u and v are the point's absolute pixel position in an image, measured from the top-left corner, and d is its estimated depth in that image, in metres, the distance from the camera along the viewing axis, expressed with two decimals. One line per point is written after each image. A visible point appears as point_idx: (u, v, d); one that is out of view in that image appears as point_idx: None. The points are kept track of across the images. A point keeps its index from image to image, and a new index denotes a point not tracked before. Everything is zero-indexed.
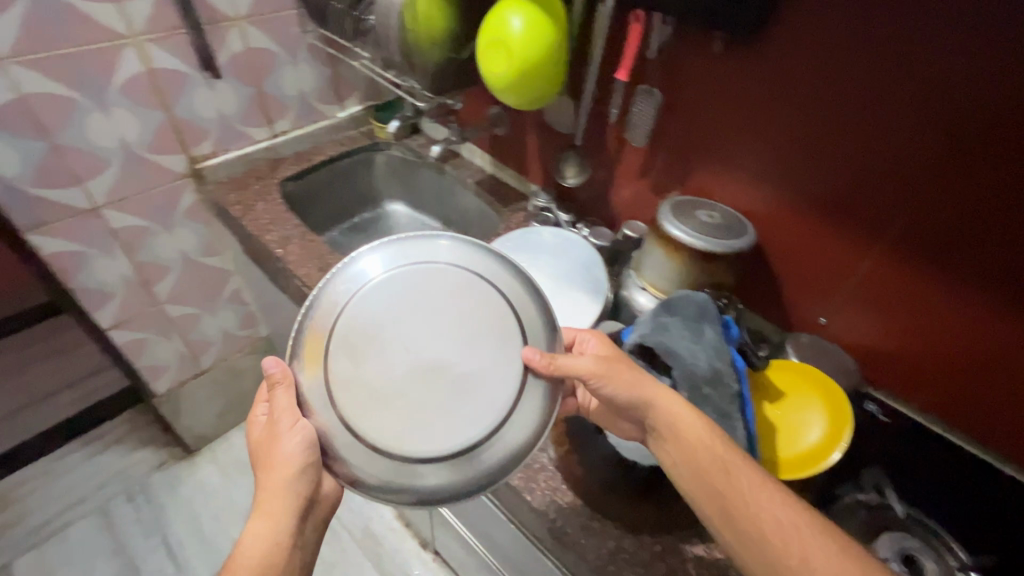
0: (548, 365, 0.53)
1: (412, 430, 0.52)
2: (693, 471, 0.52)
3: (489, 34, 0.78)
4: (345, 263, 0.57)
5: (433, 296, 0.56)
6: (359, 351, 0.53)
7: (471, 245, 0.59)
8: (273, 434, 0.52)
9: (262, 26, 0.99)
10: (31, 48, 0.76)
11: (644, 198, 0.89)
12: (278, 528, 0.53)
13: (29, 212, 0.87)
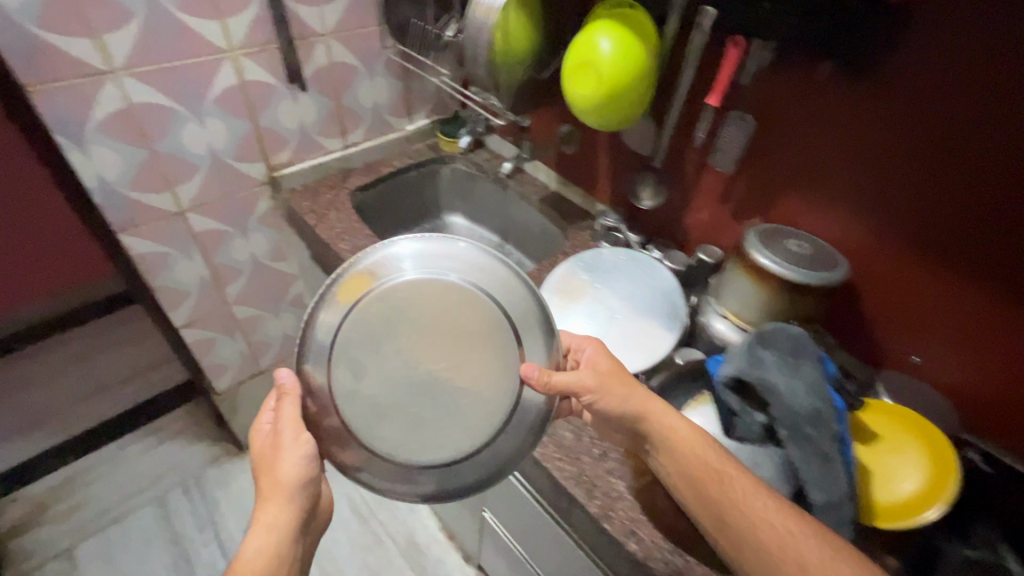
0: (543, 380, 0.57)
1: (412, 436, 0.60)
2: (686, 479, 0.56)
3: (577, 57, 0.79)
4: (382, 247, 0.63)
5: (433, 306, 0.63)
6: (373, 333, 0.61)
7: (487, 259, 0.64)
8: (282, 440, 0.58)
9: (346, 42, 1.02)
10: (142, 61, 0.80)
11: (722, 223, 0.87)
12: (278, 537, 0.58)
13: (125, 215, 0.92)
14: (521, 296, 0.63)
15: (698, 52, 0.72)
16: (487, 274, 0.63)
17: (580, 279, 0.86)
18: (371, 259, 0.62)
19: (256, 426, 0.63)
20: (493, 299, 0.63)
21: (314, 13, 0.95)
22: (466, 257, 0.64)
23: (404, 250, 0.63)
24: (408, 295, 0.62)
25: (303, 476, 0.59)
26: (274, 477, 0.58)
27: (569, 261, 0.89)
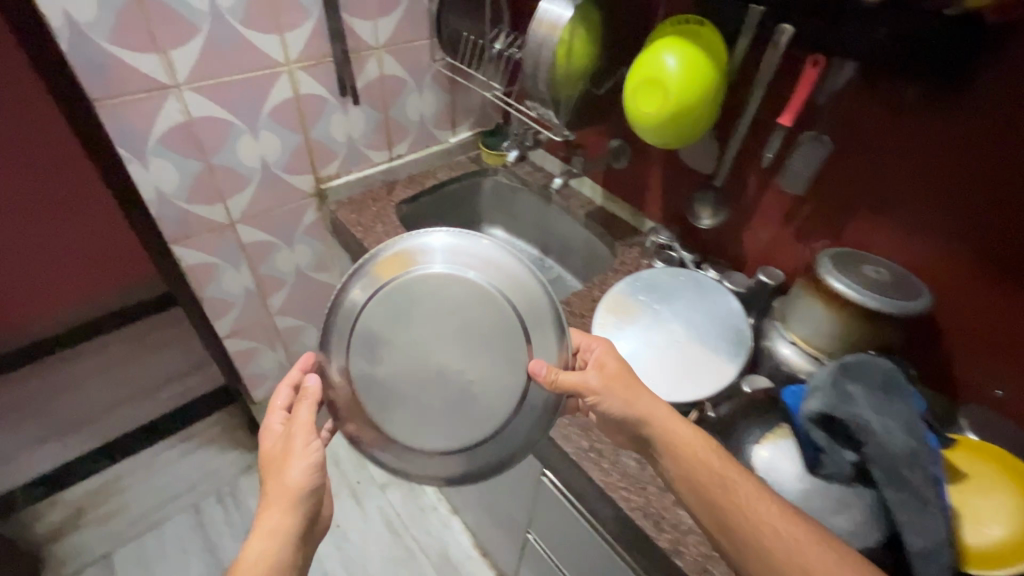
0: (549, 378, 0.61)
1: (421, 422, 0.64)
2: (688, 482, 0.57)
3: (641, 75, 0.76)
4: (413, 238, 0.67)
5: (448, 299, 0.66)
6: (392, 317, 0.65)
7: (507, 259, 0.67)
8: (289, 442, 0.61)
9: (397, 55, 1.02)
10: (204, 74, 0.81)
11: (785, 244, 0.84)
12: (278, 543, 0.59)
13: (179, 226, 0.92)
14: (532, 293, 0.67)
15: (771, 71, 0.69)
16: (502, 273, 0.67)
17: (638, 298, 0.83)
18: (399, 248, 0.67)
19: (268, 425, 0.66)
20: (505, 296, 0.66)
21: (369, 27, 0.94)
22: (484, 255, 0.68)
23: (426, 244, 0.67)
24: (430, 284, 0.66)
25: (307, 483, 0.61)
26: (281, 480, 0.61)
27: (626, 280, 0.86)
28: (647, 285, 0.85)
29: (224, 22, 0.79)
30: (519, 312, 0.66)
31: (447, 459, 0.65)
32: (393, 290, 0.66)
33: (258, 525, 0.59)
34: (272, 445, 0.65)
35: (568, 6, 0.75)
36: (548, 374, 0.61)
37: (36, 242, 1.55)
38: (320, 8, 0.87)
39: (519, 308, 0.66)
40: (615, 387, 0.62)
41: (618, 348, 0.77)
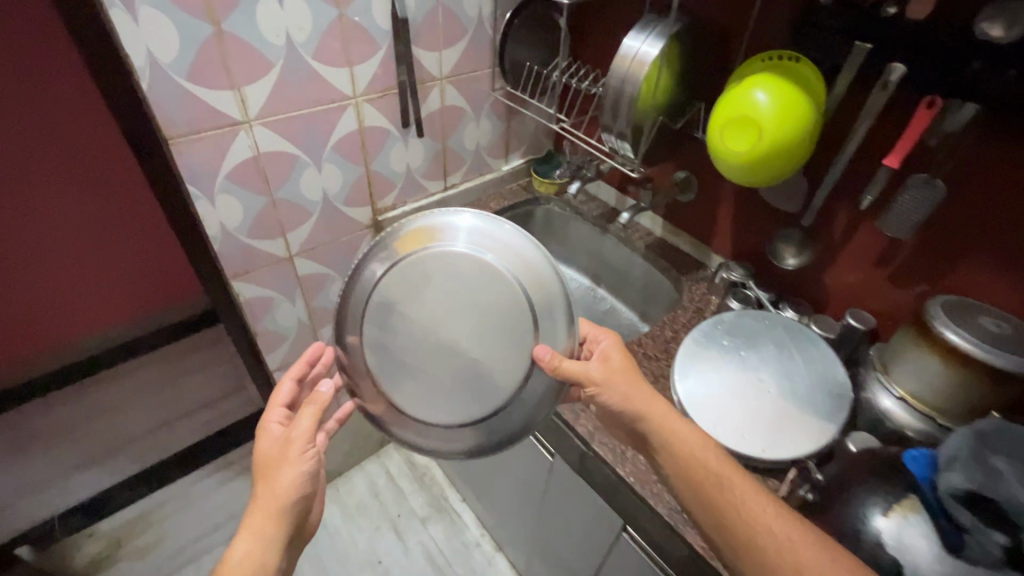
0: (553, 364, 0.64)
1: (426, 398, 0.66)
2: (687, 480, 0.62)
3: (729, 111, 0.73)
4: (435, 218, 0.69)
5: (463, 277, 0.67)
6: (407, 292, 0.66)
7: (523, 246, 0.68)
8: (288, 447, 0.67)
9: (459, 86, 1.00)
10: (275, 109, 0.79)
11: (876, 287, 0.80)
12: (265, 542, 0.64)
13: (239, 262, 0.89)
14: (543, 277, 0.68)
15: (877, 111, 0.66)
16: (519, 257, 0.68)
17: (719, 343, 0.80)
18: (420, 226, 0.68)
19: (270, 424, 0.71)
20: (519, 278, 0.67)
21: (435, 59, 0.92)
22: (502, 239, 0.68)
23: (448, 222, 0.68)
24: (445, 263, 0.67)
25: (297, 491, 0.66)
26: (275, 482, 0.65)
27: (705, 322, 0.82)
28: (728, 329, 0.81)
29: (298, 56, 0.76)
30: (529, 295, 0.67)
31: (449, 435, 0.67)
32: (411, 263, 0.66)
33: (248, 523, 0.64)
34: (270, 446, 0.70)
35: (657, 42, 0.72)
36: (553, 359, 0.64)
37: (76, 266, 1.53)
38: (390, 41, 0.85)
39: (531, 292, 0.67)
40: (614, 380, 0.68)
41: (703, 397, 0.73)
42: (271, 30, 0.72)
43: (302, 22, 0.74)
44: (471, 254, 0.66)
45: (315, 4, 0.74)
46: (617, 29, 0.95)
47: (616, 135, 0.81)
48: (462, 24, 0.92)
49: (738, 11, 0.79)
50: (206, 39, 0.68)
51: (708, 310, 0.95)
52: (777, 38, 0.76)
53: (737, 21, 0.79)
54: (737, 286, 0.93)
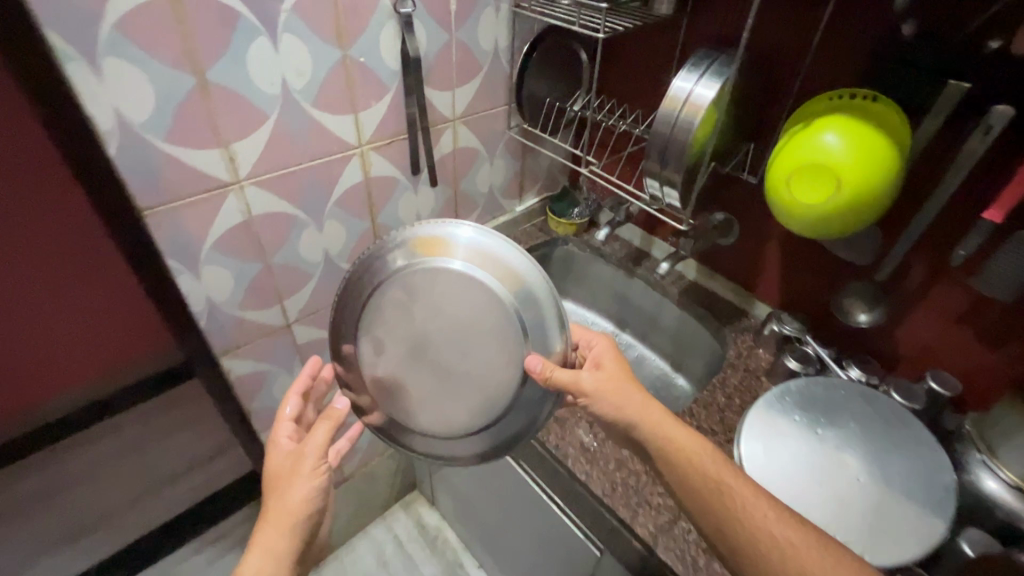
0: (544, 374, 0.59)
1: (424, 410, 0.64)
2: (689, 487, 0.59)
3: (801, 156, 0.64)
4: (419, 228, 0.62)
5: (449, 292, 0.62)
6: (393, 310, 0.62)
7: (513, 254, 0.61)
8: (298, 466, 0.60)
9: (473, 125, 0.89)
10: (269, 165, 0.67)
11: (958, 345, 0.71)
12: (274, 565, 0.56)
13: (228, 337, 0.77)
14: (536, 289, 0.61)
15: (975, 158, 0.57)
16: (511, 269, 0.61)
17: (792, 418, 0.69)
18: (404, 238, 0.62)
19: (275, 439, 0.64)
20: (509, 292, 0.61)
21: (447, 98, 0.82)
22: (492, 249, 0.61)
23: (434, 235, 0.61)
24: (431, 278, 0.61)
25: (309, 509, 0.59)
26: (285, 498, 0.58)
27: (770, 391, 0.72)
28: (800, 400, 0.71)
29: (295, 103, 0.65)
30: (518, 309, 0.61)
31: (448, 441, 0.66)
32: (393, 279, 0.62)
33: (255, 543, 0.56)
34: (276, 460, 0.62)
35: (713, 81, 0.63)
36: (543, 373, 0.58)
37: (44, 322, 1.38)
38: (399, 82, 0.74)
39: (523, 305, 0.61)
40: (607, 390, 0.63)
41: (782, 487, 0.63)
42: (264, 75, 0.61)
43: (300, 64, 0.63)
44: (457, 269, 0.61)
45: (314, 44, 0.63)
46: (648, 60, 0.86)
47: (662, 183, 0.71)
48: (476, 59, 0.82)
49: (794, 43, 0.69)
50: (186, 93, 0.56)
51: (761, 368, 0.85)
52: (842, 73, 0.67)
53: (795, 57, 0.70)
54: (793, 341, 0.84)
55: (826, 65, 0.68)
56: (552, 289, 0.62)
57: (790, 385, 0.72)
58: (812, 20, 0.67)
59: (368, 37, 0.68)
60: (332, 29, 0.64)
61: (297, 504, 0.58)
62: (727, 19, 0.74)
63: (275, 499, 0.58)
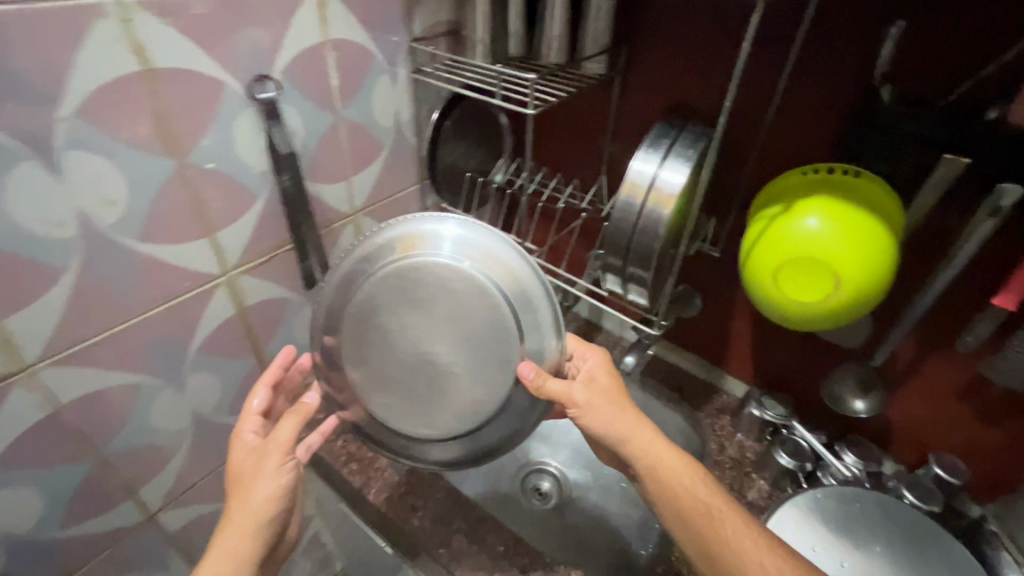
0: (538, 385, 0.48)
1: (408, 418, 0.51)
2: (671, 508, 0.50)
3: (792, 247, 0.52)
4: (404, 220, 0.51)
5: (432, 287, 0.49)
6: (368, 316, 0.50)
7: (502, 246, 0.50)
8: (258, 466, 0.49)
9: (380, 214, 0.72)
10: (71, 336, 0.45)
11: (956, 426, 0.63)
12: (237, 567, 0.47)
13: (49, 568, 0.53)
14: (531, 283, 0.50)
15: (984, 239, 0.49)
16: (508, 269, 0.50)
17: (812, 549, 0.57)
18: (388, 235, 0.51)
19: (238, 436, 0.53)
20: (501, 290, 0.49)
21: (341, 191, 0.64)
22: (488, 245, 0.50)
23: (416, 230, 0.51)
24: (413, 273, 0.49)
25: (276, 509, 0.49)
26: (246, 497, 0.48)
27: (782, 512, 0.60)
28: (816, 521, 0.59)
29: (106, 244, 0.45)
30: (510, 312, 0.49)
31: (436, 453, 0.53)
32: (371, 276, 0.50)
33: (213, 547, 0.47)
34: (238, 456, 0.52)
35: (681, 164, 0.50)
36: (535, 384, 0.48)
37: None
38: (271, 183, 0.55)
39: (516, 306, 0.49)
40: (601, 401, 0.52)
41: None
42: (42, 216, 0.40)
43: (107, 191, 0.43)
44: (441, 262, 0.49)
45: (129, 159, 0.43)
46: (581, 123, 0.74)
47: (626, 282, 0.57)
48: (374, 138, 0.65)
49: (751, 109, 0.60)
50: None
51: (749, 461, 0.75)
52: (809, 144, 0.58)
53: (753, 124, 0.61)
54: (781, 430, 0.73)
55: (790, 134, 0.59)
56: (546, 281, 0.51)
57: (800, 501, 0.61)
58: (768, 86, 0.58)
59: (216, 139, 0.48)
60: (154, 132, 0.44)
61: (260, 505, 0.48)
62: (672, 82, 0.65)
63: (238, 499, 0.48)
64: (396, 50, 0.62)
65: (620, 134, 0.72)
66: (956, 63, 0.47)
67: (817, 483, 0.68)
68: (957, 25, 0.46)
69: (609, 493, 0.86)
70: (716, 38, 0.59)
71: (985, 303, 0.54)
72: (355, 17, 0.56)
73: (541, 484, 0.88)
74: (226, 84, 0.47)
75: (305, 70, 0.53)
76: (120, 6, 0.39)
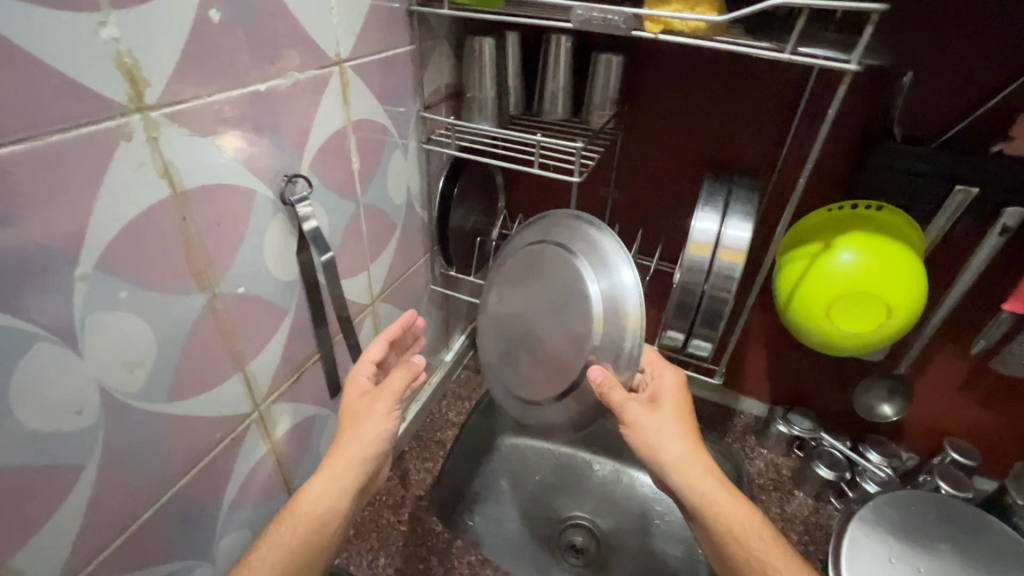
0: (603, 390, 0.50)
1: (510, 364, 0.62)
2: (719, 548, 0.48)
3: (834, 286, 0.55)
4: (580, 214, 0.57)
5: (562, 282, 0.55)
6: (519, 279, 0.60)
7: (626, 286, 0.50)
8: (366, 410, 0.51)
9: (394, 297, 0.65)
10: (86, 550, 0.34)
11: (962, 413, 0.70)
12: (342, 492, 0.49)
13: None
14: (623, 305, 0.49)
15: (992, 254, 0.55)
16: (617, 306, 0.50)
17: (889, 561, 0.59)
18: (558, 219, 0.58)
19: (353, 377, 0.55)
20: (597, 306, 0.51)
21: (362, 283, 0.57)
22: (617, 280, 0.51)
23: (585, 229, 0.55)
24: (561, 263, 0.55)
25: (379, 451, 0.51)
26: (353, 432, 0.50)
27: (851, 528, 0.62)
28: (885, 532, 0.62)
29: (128, 420, 0.34)
30: (595, 326, 0.51)
31: (518, 404, 0.61)
32: (531, 250, 0.59)
33: (326, 465, 0.49)
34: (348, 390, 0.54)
35: (742, 220, 0.51)
36: (601, 389, 0.50)
37: None
38: (299, 294, 0.47)
39: (605, 334, 0.51)
40: (653, 426, 0.50)
41: None
42: (51, 411, 0.29)
43: (131, 352, 0.33)
44: (582, 269, 0.53)
45: (157, 307, 0.34)
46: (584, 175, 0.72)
47: (690, 336, 0.56)
48: (389, 220, 0.58)
49: (761, 155, 0.63)
50: None
51: (787, 478, 0.77)
52: (819, 183, 0.62)
53: (762, 170, 0.63)
54: (809, 443, 0.77)
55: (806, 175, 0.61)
56: (645, 331, 0.49)
57: (861, 516, 0.63)
58: (777, 134, 0.61)
59: (246, 257, 0.40)
60: (184, 263, 0.35)
61: (366, 443, 0.50)
62: (677, 133, 0.66)
63: (346, 433, 0.51)
64: (406, 121, 0.56)
65: (625, 183, 0.71)
66: (959, 107, 0.52)
67: (861, 489, 0.72)
68: (962, 75, 0.50)
69: (644, 534, 0.82)
70: (728, 91, 0.60)
71: (996, 309, 0.60)
72: (373, 94, 0.49)
73: (575, 539, 0.81)
74: (254, 190, 0.39)
75: (329, 160, 0.46)
76: (146, 121, 0.30)
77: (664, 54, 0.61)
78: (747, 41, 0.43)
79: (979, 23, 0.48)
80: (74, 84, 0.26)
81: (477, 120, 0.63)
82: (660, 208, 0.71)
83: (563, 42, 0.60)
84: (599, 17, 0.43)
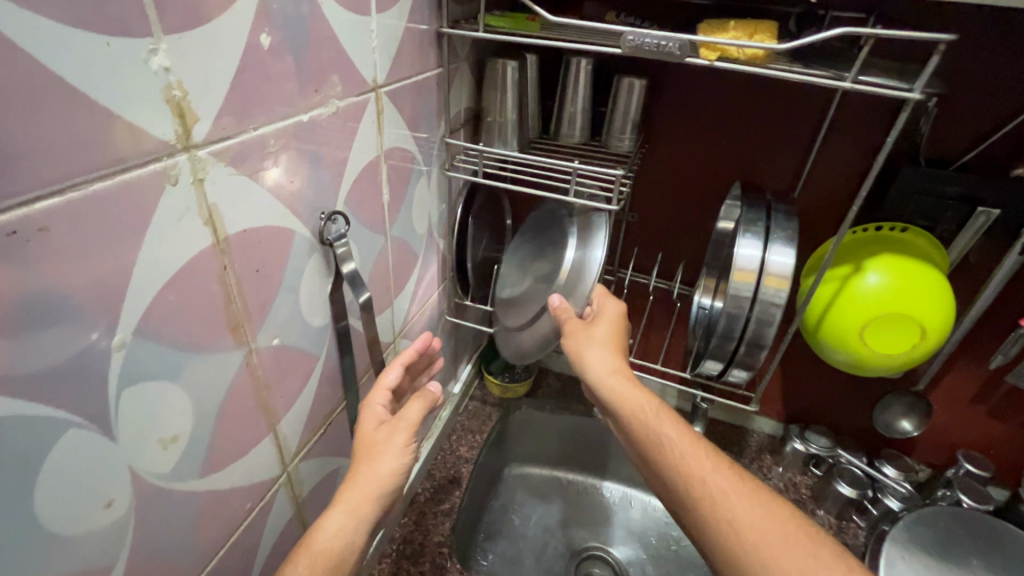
0: (562, 312, 0.51)
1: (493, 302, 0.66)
2: (627, 436, 0.46)
3: (867, 309, 0.55)
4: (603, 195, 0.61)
5: (553, 238, 0.59)
6: (522, 235, 0.66)
7: (596, 238, 0.53)
8: (383, 442, 0.43)
9: (413, 331, 0.61)
10: None
11: (974, 424, 0.72)
12: (358, 533, 0.39)
13: None
14: (586, 254, 0.53)
15: (1011, 272, 0.56)
16: (586, 258, 0.53)
17: None
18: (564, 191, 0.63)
19: (365, 405, 0.46)
20: (569, 259, 0.55)
21: (387, 320, 0.53)
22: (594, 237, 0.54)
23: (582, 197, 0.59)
24: (557, 223, 0.61)
25: (392, 492, 0.42)
26: (370, 464, 0.42)
27: (887, 550, 0.61)
28: (918, 551, 0.61)
29: (159, 504, 0.29)
30: (561, 276, 0.55)
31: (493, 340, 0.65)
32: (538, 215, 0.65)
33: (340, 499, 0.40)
34: (363, 420, 0.45)
35: (785, 247, 0.50)
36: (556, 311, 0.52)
37: None
38: (330, 338, 0.42)
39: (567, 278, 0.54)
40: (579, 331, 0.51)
41: None
42: (78, 506, 0.24)
43: (167, 427, 0.28)
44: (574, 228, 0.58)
45: (194, 369, 0.29)
46: None
47: (729, 364, 0.55)
48: (412, 251, 0.54)
49: (782, 175, 0.62)
50: None
51: (807, 497, 0.77)
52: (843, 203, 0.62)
53: (783, 189, 0.63)
54: (827, 460, 0.77)
55: (827, 195, 0.62)
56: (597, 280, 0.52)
57: (893, 534, 0.63)
58: (798, 155, 0.61)
59: (283, 305, 0.35)
60: (221, 318, 0.30)
61: (382, 480, 0.41)
62: (694, 153, 0.65)
63: (359, 465, 0.42)
64: (431, 146, 0.53)
65: (641, 204, 0.70)
66: (978, 130, 0.53)
67: (884, 505, 0.72)
68: (981, 100, 0.52)
69: (664, 563, 0.78)
70: (747, 110, 0.60)
71: (1009, 324, 0.62)
72: (404, 120, 0.46)
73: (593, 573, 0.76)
74: (293, 231, 0.35)
75: (362, 193, 0.42)
76: (193, 162, 0.26)
77: (683, 77, 0.61)
78: (803, 69, 0.42)
79: (1000, 50, 0.50)
80: (122, 123, 0.22)
81: (498, 144, 0.60)
82: (675, 229, 0.71)
83: (584, 65, 0.59)
84: (650, 44, 0.41)
